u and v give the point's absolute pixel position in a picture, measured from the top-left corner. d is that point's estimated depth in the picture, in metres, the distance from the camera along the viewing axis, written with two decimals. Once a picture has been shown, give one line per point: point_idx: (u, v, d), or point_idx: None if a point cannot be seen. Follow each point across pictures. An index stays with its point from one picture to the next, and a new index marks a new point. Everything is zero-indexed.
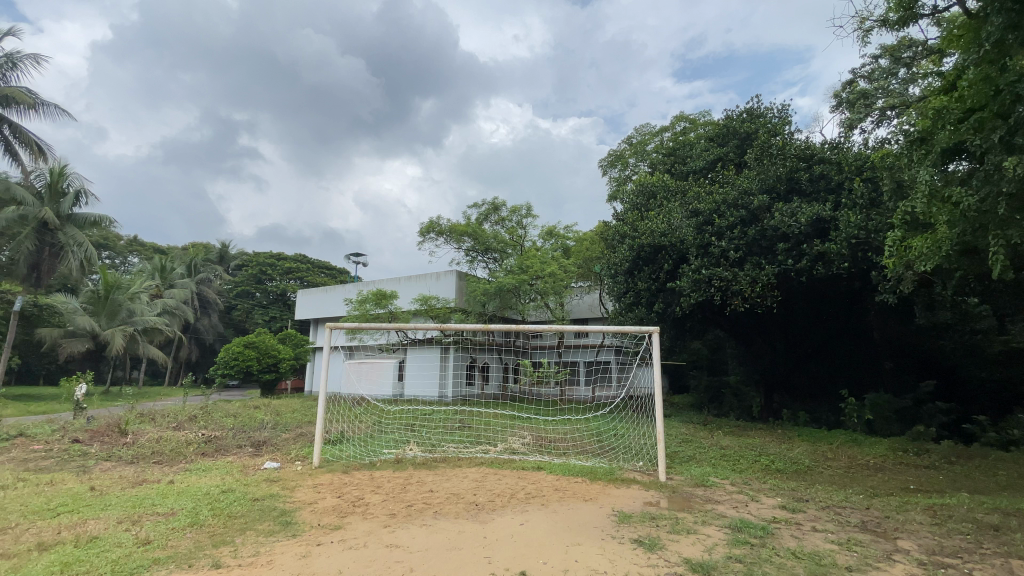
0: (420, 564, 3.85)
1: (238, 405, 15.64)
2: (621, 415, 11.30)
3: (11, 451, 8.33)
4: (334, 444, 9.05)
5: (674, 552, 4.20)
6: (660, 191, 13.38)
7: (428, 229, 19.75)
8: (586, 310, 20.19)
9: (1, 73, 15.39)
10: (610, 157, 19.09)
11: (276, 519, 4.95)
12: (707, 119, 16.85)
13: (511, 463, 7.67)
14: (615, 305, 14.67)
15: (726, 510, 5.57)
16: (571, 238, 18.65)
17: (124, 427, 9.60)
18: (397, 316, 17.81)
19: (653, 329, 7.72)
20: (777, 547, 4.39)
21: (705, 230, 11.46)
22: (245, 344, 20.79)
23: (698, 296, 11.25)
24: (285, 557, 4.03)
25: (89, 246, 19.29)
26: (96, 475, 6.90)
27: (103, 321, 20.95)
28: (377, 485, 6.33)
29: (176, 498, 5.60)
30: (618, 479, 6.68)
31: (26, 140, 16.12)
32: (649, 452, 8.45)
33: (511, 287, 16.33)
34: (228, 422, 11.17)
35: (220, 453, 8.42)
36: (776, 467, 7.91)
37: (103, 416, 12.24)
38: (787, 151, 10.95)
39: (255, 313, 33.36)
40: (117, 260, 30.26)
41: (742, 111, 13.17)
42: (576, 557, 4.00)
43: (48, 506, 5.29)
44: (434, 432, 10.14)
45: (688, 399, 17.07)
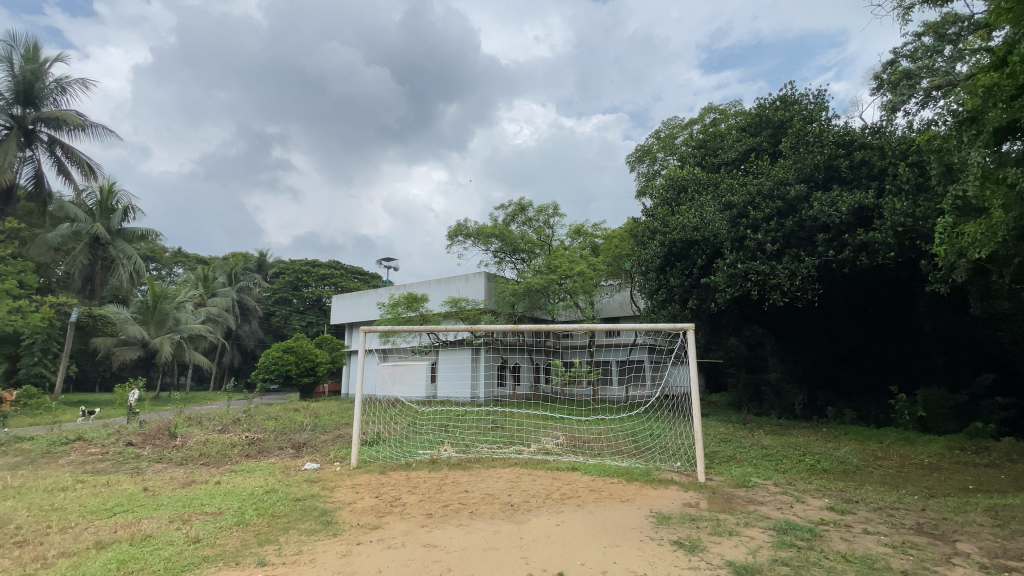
0: (457, 564, 3.86)
1: (278, 408, 16.15)
2: (657, 414, 11.07)
3: (71, 454, 8.84)
4: (370, 445, 9.24)
5: (716, 554, 4.08)
6: (692, 185, 13.14)
7: (456, 232, 19.93)
8: (617, 308, 20.02)
9: (52, 98, 16.37)
10: (638, 152, 18.76)
11: (317, 519, 5.06)
12: (738, 109, 16.37)
13: (546, 464, 7.61)
14: (647, 302, 14.46)
15: (769, 511, 5.42)
16: (600, 236, 18.40)
17: (174, 431, 10.03)
18: (428, 319, 17.98)
19: (689, 326, 7.40)
20: (826, 551, 4.20)
21: (739, 223, 11.16)
22: (284, 348, 21.43)
23: (733, 292, 10.93)
24: (326, 556, 4.11)
25: (138, 259, 20.19)
26: (148, 477, 7.23)
27: (152, 330, 21.96)
28: (413, 485, 6.42)
29: (224, 498, 5.81)
30: (656, 479, 6.56)
31: (77, 159, 17.07)
32: (688, 452, 8.26)
33: (540, 287, 16.35)
34: (270, 424, 11.52)
35: (263, 455, 8.70)
36: (822, 467, 7.59)
37: (154, 419, 12.86)
38: (825, 138, 10.55)
39: (292, 319, 34.50)
40: (164, 271, 31.72)
41: (775, 99, 12.70)
42: (615, 559, 3.94)
43: (105, 506, 5.58)
44: (469, 433, 10.22)
45: (725, 398, 16.60)
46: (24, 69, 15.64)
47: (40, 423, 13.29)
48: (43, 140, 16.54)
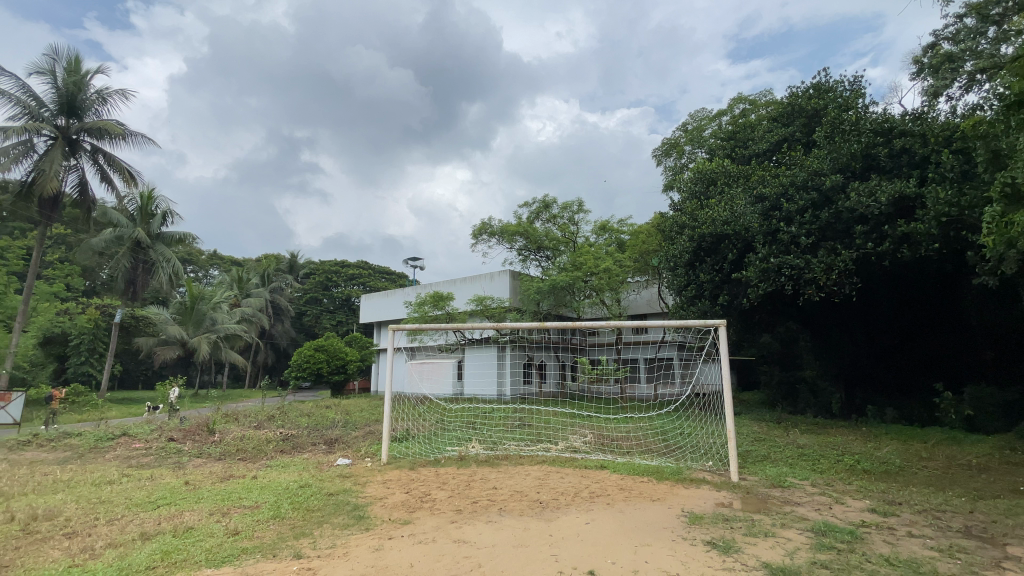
0: (487, 560, 3.87)
1: (311, 405, 16.53)
2: (687, 412, 10.88)
3: (118, 449, 9.26)
4: (401, 441, 9.39)
5: (751, 555, 3.97)
6: (722, 177, 12.87)
7: (480, 230, 20.00)
8: (645, 305, 19.80)
9: (94, 109, 17.14)
10: (665, 145, 18.43)
11: (350, 513, 5.16)
12: (768, 98, 15.89)
13: (574, 462, 7.56)
14: (676, 299, 14.24)
15: (807, 512, 5.25)
16: (626, 232, 18.15)
17: (212, 427, 10.39)
18: (454, 317, 18.13)
19: (721, 322, 7.19)
20: (867, 553, 4.05)
21: (772, 216, 10.87)
22: (316, 347, 21.96)
23: (766, 287, 10.63)
24: (359, 549, 4.19)
25: (176, 261, 20.87)
26: (189, 471, 7.52)
27: (190, 330, 22.73)
28: (442, 481, 6.48)
29: (260, 492, 5.99)
30: (686, 479, 6.43)
31: (118, 167, 17.83)
32: (719, 451, 8.06)
33: (565, 284, 16.26)
34: (303, 421, 11.82)
35: (297, 451, 8.93)
36: (862, 467, 7.31)
37: (193, 416, 13.38)
38: (861, 126, 10.16)
39: (323, 318, 35.34)
40: (200, 273, 32.90)
41: (808, 87, 12.29)
42: (646, 558, 3.89)
43: (150, 499, 5.82)
44: (496, 430, 10.26)
45: (759, 396, 16.17)
46: (67, 81, 16.38)
47: (88, 420, 13.97)
48: (86, 149, 17.34)
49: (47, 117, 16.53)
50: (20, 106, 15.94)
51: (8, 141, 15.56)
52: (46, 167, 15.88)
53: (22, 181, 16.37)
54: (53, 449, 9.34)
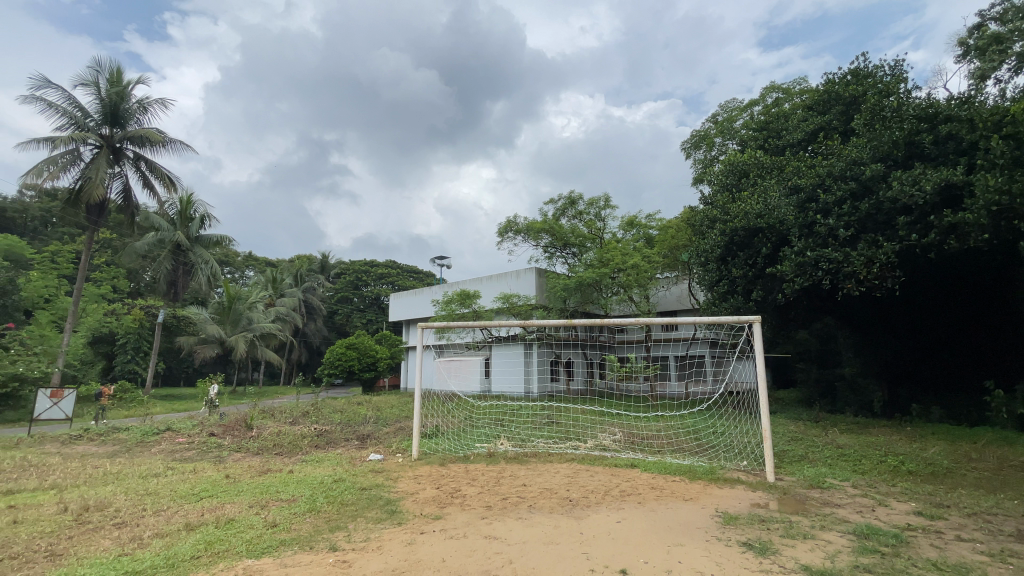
0: (518, 557, 3.87)
1: (343, 402, 16.92)
2: (719, 411, 10.66)
3: (162, 443, 9.69)
4: (430, 437, 9.52)
5: (790, 557, 3.86)
6: (755, 169, 12.54)
7: (506, 228, 20.01)
8: (675, 301, 19.50)
9: (136, 118, 17.92)
10: (694, 138, 18.07)
11: (383, 508, 5.26)
12: (803, 86, 15.36)
13: (605, 460, 7.51)
14: (707, 295, 13.94)
15: (848, 514, 5.07)
16: (654, 227, 17.84)
17: (249, 422, 10.74)
18: (481, 315, 18.25)
19: (756, 319, 6.99)
20: (913, 558, 3.88)
21: (808, 208, 10.54)
22: (347, 344, 22.48)
23: (803, 281, 10.31)
24: (392, 543, 4.27)
25: (214, 263, 21.61)
26: (229, 464, 7.81)
27: (228, 329, 23.52)
28: (472, 478, 6.54)
29: (296, 486, 6.16)
30: (720, 479, 6.29)
31: (159, 173, 18.59)
32: (754, 451, 7.86)
33: (591, 281, 16.09)
34: (336, 417, 12.11)
35: (331, 446, 9.15)
36: (906, 469, 7.00)
37: (232, 412, 13.87)
38: (904, 112, 9.71)
39: (354, 317, 36.15)
40: (236, 274, 34.06)
41: (846, 73, 11.82)
42: (680, 558, 3.82)
43: (193, 491, 6.07)
44: (524, 427, 10.29)
45: (795, 395, 15.69)
46: (110, 92, 17.16)
47: (135, 416, 14.66)
48: (129, 157, 18.14)
49: (92, 127, 17.35)
50: (68, 117, 16.78)
51: (57, 151, 16.41)
52: (93, 175, 16.69)
53: (70, 188, 17.24)
54: (103, 443, 9.83)
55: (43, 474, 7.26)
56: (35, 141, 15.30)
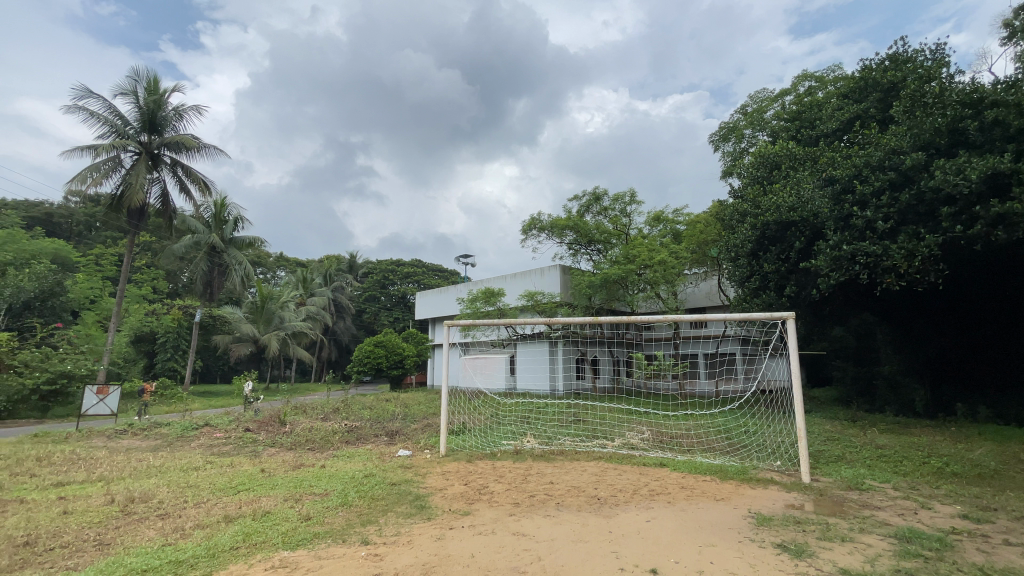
0: (547, 554, 3.88)
1: (373, 398, 17.22)
2: (751, 410, 10.42)
3: (201, 438, 10.07)
4: (458, 434, 9.61)
5: (827, 561, 3.75)
6: (787, 161, 12.20)
7: (530, 226, 19.97)
8: (704, 298, 19.14)
9: (172, 125, 18.61)
10: (722, 130, 17.68)
11: (412, 503, 5.34)
12: (837, 73, 14.81)
13: (633, 458, 7.45)
14: (737, 291, 13.64)
15: (888, 517, 4.89)
16: (682, 222, 17.51)
17: (283, 418, 11.05)
18: (505, 313, 18.32)
19: (790, 315, 6.78)
20: (959, 562, 3.72)
21: (844, 200, 10.20)
22: (375, 342, 22.88)
23: (839, 276, 10.02)
24: (422, 538, 4.33)
25: (247, 264, 22.25)
26: (264, 459, 8.06)
27: (261, 327, 24.18)
28: (500, 474, 6.57)
29: (328, 480, 6.32)
30: (753, 479, 6.16)
31: (194, 178, 19.25)
32: (788, 451, 7.66)
33: (617, 278, 15.88)
34: (365, 413, 12.36)
35: (361, 442, 9.34)
36: (951, 470, 6.70)
37: (265, 408, 14.30)
38: (946, 98, 9.24)
39: (382, 315, 36.81)
40: (268, 274, 35.04)
41: (884, 58, 11.33)
42: (711, 559, 3.76)
43: (231, 484, 6.30)
44: (550, 425, 10.28)
45: (832, 394, 15.19)
46: (148, 100, 17.84)
47: (175, 411, 15.27)
48: (166, 163, 18.83)
49: (132, 134, 18.09)
50: (109, 126, 17.58)
51: (99, 158, 17.21)
52: (133, 181, 17.41)
53: (113, 194, 18.03)
54: (146, 438, 10.27)
55: (91, 467, 7.63)
56: (79, 149, 16.07)
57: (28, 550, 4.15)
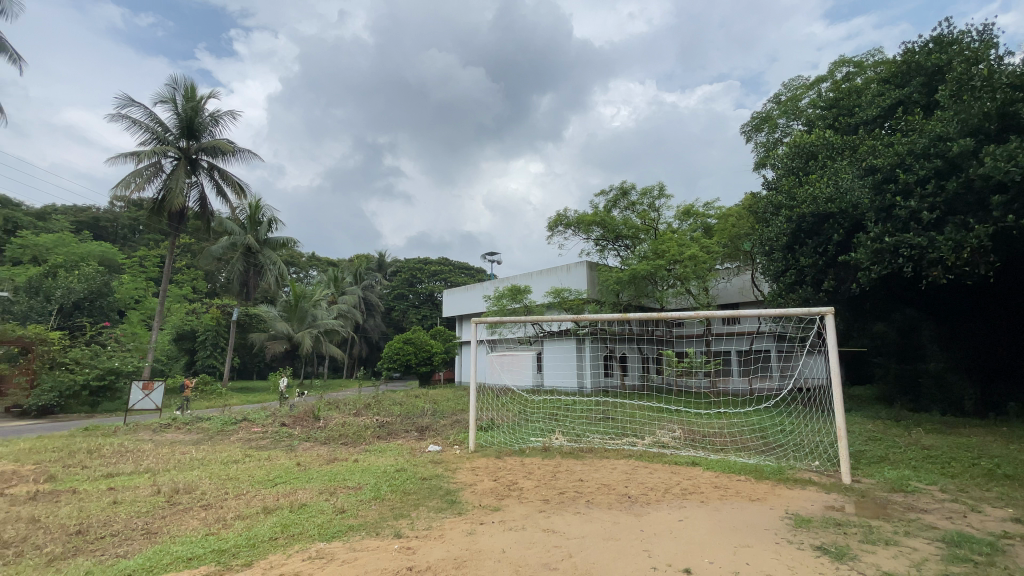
0: (578, 551, 3.86)
1: (403, 394, 17.49)
2: (787, 408, 10.12)
3: (240, 432, 10.44)
4: (486, 430, 9.66)
5: (870, 564, 3.61)
6: (824, 151, 11.77)
7: (556, 222, 19.88)
8: (736, 293, 18.70)
9: (208, 130, 19.28)
10: (755, 120, 17.21)
11: (443, 498, 5.40)
12: (878, 58, 14.19)
13: (663, 457, 7.34)
14: (772, 286, 13.24)
15: (935, 520, 4.67)
16: (713, 216, 17.11)
17: (317, 414, 11.34)
18: (532, 310, 18.32)
19: (828, 310, 6.52)
20: (1013, 569, 3.52)
21: (886, 189, 9.76)
22: (404, 339, 23.19)
23: (880, 269, 9.62)
24: (454, 532, 4.38)
25: (281, 263, 22.85)
26: (300, 453, 8.30)
27: (295, 325, 24.79)
28: (529, 471, 6.58)
29: (361, 474, 6.46)
30: (791, 479, 5.99)
31: (230, 181, 19.90)
32: (827, 451, 7.41)
33: (646, 274, 15.63)
34: (396, 409, 12.58)
35: (391, 437, 9.51)
36: (1004, 472, 6.35)
37: (300, 403, 14.72)
38: (997, 80, 8.69)
39: (410, 313, 37.38)
40: (301, 273, 35.98)
41: (928, 41, 10.79)
42: (747, 560, 3.67)
43: (269, 477, 6.51)
44: (579, 422, 10.22)
45: (873, 392, 14.58)
46: (185, 107, 18.52)
47: (215, 407, 15.88)
48: (204, 167, 19.50)
49: (171, 140, 18.83)
50: (150, 133, 18.38)
51: (142, 164, 17.99)
52: (173, 185, 18.13)
53: (155, 198, 18.82)
54: (189, 432, 10.71)
55: (139, 459, 8.02)
56: (123, 155, 16.84)
57: (81, 538, 4.38)
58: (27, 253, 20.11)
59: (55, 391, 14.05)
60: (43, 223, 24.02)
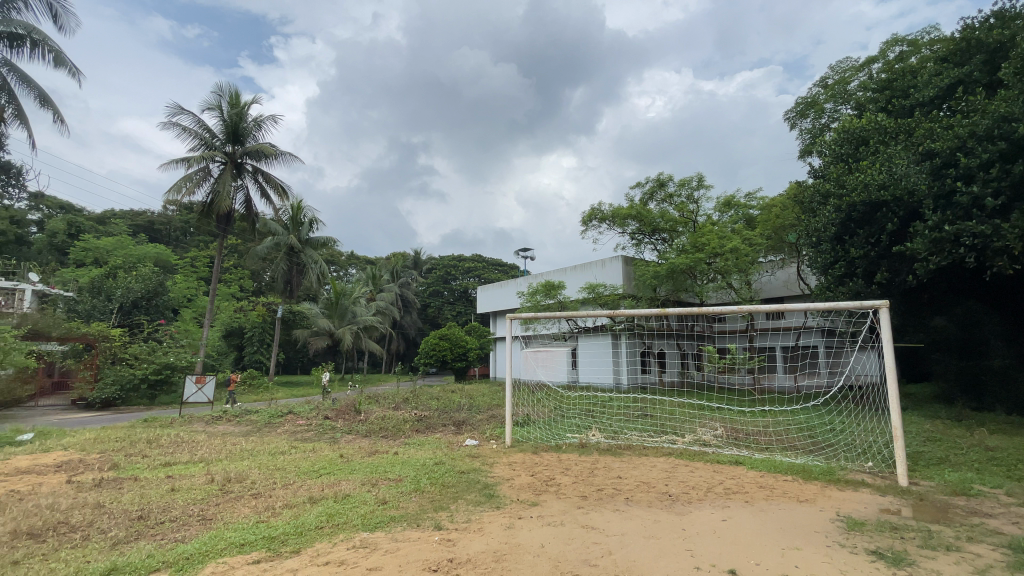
0: (618, 549, 3.83)
1: (439, 389, 17.74)
2: (837, 406, 9.71)
3: (286, 425, 10.88)
4: (522, 426, 9.70)
5: (930, 571, 3.42)
6: (876, 135, 11.15)
7: (591, 216, 19.66)
8: (781, 287, 18.04)
9: (252, 134, 20.06)
10: (800, 106, 16.49)
11: (481, 491, 5.46)
12: (935, 34, 13.31)
13: (704, 456, 7.18)
14: (819, 278, 12.67)
15: (1002, 526, 4.37)
16: (755, 206, 16.52)
17: (358, 407, 11.66)
18: (566, 305, 18.23)
19: (883, 303, 6.17)
20: None
21: (945, 175, 9.17)
22: (440, 335, 23.49)
23: (939, 260, 9.05)
24: (493, 526, 4.42)
25: (322, 262, 23.54)
26: (343, 445, 8.58)
27: (336, 322, 25.54)
28: (566, 467, 6.57)
29: (402, 466, 6.62)
30: (842, 480, 5.75)
31: (273, 183, 20.65)
32: (882, 451, 7.06)
33: (684, 268, 15.24)
34: (433, 403, 12.78)
35: (429, 431, 9.68)
36: None
37: (341, 397, 15.20)
38: None
39: (445, 309, 37.95)
40: (341, 271, 37.05)
41: (989, 15, 10.07)
42: (796, 562, 3.55)
43: (314, 468, 6.76)
44: (616, 419, 10.11)
45: (931, 390, 13.76)
46: (231, 113, 19.31)
47: (263, 400, 16.60)
48: (249, 170, 20.32)
49: (218, 145, 19.70)
50: (199, 138, 19.26)
51: (192, 169, 18.92)
52: (220, 189, 18.97)
53: (204, 201, 19.74)
54: (239, 423, 11.22)
55: (194, 449, 8.47)
56: (174, 161, 17.75)
57: (143, 523, 4.67)
58: (90, 255, 21.66)
59: (117, 384, 14.99)
60: (103, 227, 25.60)
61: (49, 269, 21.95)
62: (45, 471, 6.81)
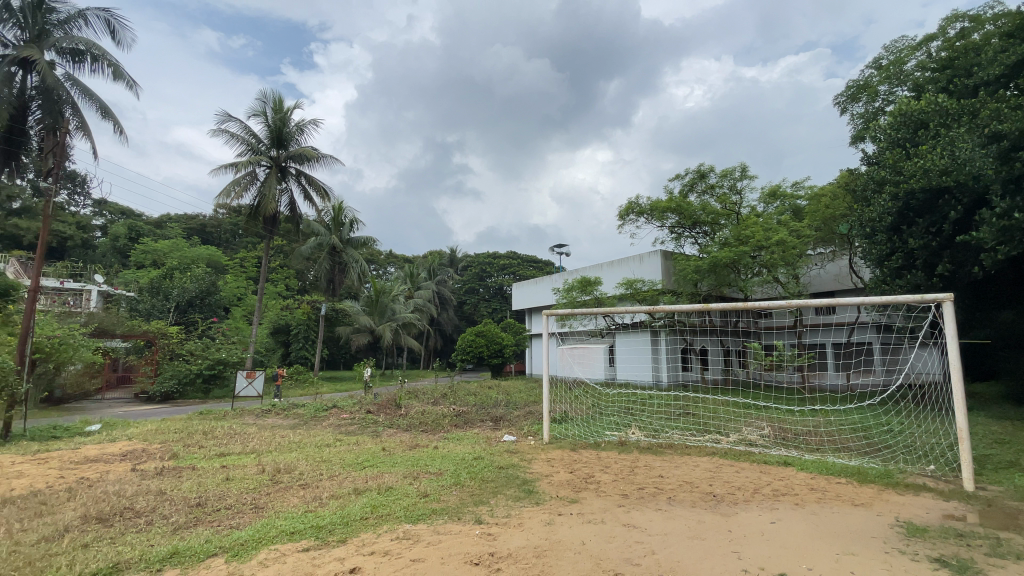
0: (660, 548, 3.76)
1: (476, 385, 17.92)
2: (894, 406, 9.18)
3: (331, 418, 11.26)
4: (561, 423, 9.66)
5: None
6: (936, 118, 10.45)
7: (628, 211, 19.34)
8: (832, 281, 17.21)
9: (295, 138, 20.77)
10: (850, 89, 15.64)
11: (520, 487, 5.48)
12: (1003, 7, 12.30)
13: (751, 456, 6.94)
14: (873, 271, 12.01)
15: None
16: (802, 196, 15.77)
17: (398, 402, 11.94)
18: (603, 302, 18.02)
19: (947, 297, 5.76)
20: None
21: (1015, 158, 8.52)
22: (477, 331, 23.58)
23: (1008, 249, 8.43)
24: (533, 521, 4.43)
25: (363, 261, 24.15)
26: (384, 438, 8.81)
27: (377, 318, 26.18)
28: (605, 465, 6.49)
29: (441, 461, 6.73)
30: (901, 484, 5.44)
31: (315, 185, 21.35)
32: (946, 454, 6.62)
33: (727, 262, 14.73)
34: (471, 399, 12.91)
35: (468, 426, 9.79)
36: None
37: (382, 392, 15.60)
38: None
39: (481, 306, 38.30)
40: (380, 270, 37.95)
41: None
42: (851, 568, 3.39)
43: (357, 460, 6.96)
44: (657, 417, 9.93)
45: (1000, 389, 12.81)
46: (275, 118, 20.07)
47: (309, 394, 17.25)
48: (292, 173, 21.08)
49: (264, 150, 20.51)
50: (246, 144, 20.11)
51: (240, 173, 19.79)
52: (266, 192, 19.75)
53: (252, 204, 20.62)
54: (286, 417, 11.69)
55: (245, 441, 8.90)
56: (224, 167, 18.61)
57: (201, 510, 4.94)
58: (149, 257, 23.06)
59: (174, 378, 15.87)
60: (160, 231, 27.14)
61: (113, 271, 23.49)
62: (112, 460, 7.30)
